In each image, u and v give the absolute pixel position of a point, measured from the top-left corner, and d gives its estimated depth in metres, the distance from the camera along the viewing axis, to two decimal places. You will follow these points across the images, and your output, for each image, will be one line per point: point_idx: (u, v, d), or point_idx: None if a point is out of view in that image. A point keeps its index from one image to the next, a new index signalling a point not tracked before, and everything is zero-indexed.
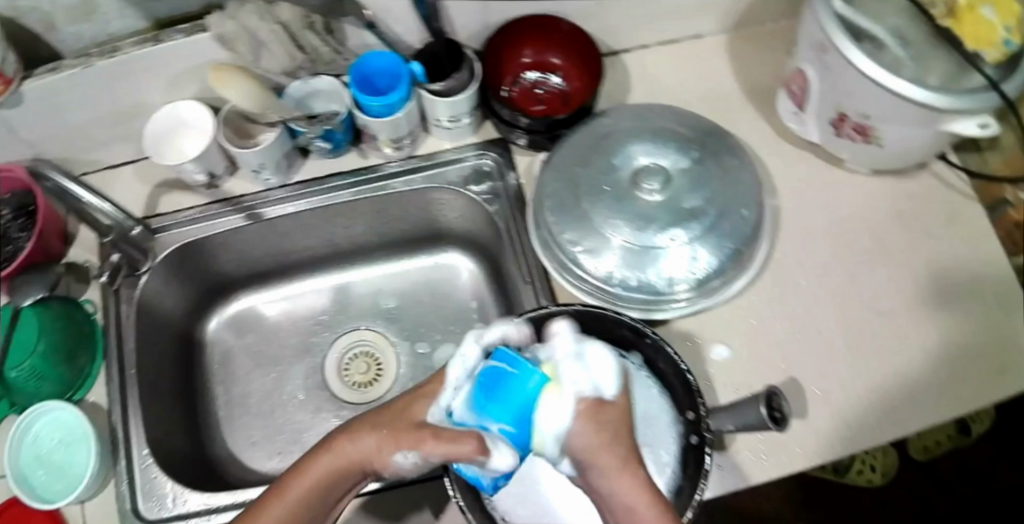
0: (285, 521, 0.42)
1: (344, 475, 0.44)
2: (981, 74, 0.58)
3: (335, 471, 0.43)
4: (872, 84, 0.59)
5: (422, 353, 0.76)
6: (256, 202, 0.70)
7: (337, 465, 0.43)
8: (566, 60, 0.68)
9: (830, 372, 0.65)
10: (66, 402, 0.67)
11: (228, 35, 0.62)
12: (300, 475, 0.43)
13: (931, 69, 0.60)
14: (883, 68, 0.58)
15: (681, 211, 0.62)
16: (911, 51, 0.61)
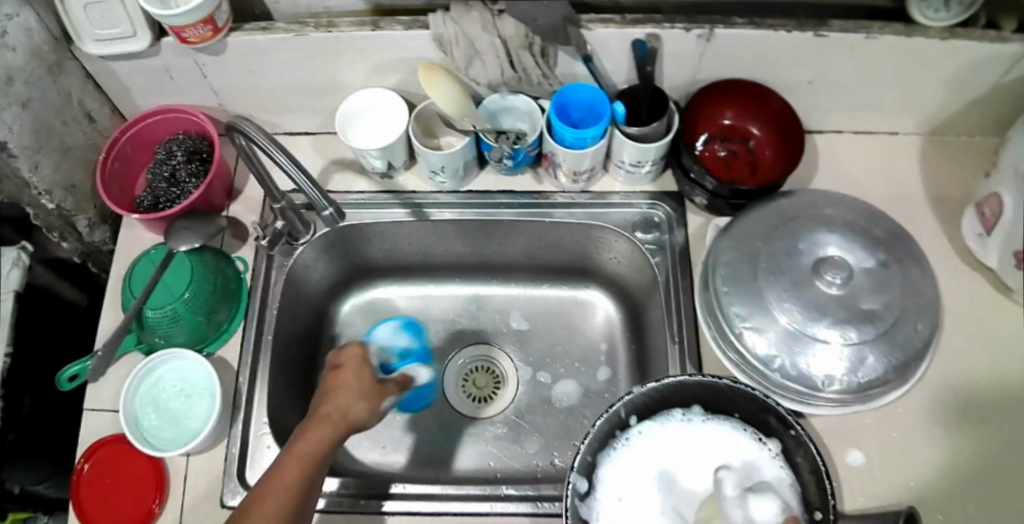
0: (303, 482, 0.50)
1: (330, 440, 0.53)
2: None
3: (333, 435, 0.53)
4: None
5: (542, 382, 0.75)
6: (423, 201, 0.71)
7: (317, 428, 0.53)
8: (764, 132, 0.68)
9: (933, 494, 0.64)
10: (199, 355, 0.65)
11: (448, 38, 0.62)
12: (304, 441, 0.51)
13: None
14: None
15: (859, 311, 0.61)
16: None
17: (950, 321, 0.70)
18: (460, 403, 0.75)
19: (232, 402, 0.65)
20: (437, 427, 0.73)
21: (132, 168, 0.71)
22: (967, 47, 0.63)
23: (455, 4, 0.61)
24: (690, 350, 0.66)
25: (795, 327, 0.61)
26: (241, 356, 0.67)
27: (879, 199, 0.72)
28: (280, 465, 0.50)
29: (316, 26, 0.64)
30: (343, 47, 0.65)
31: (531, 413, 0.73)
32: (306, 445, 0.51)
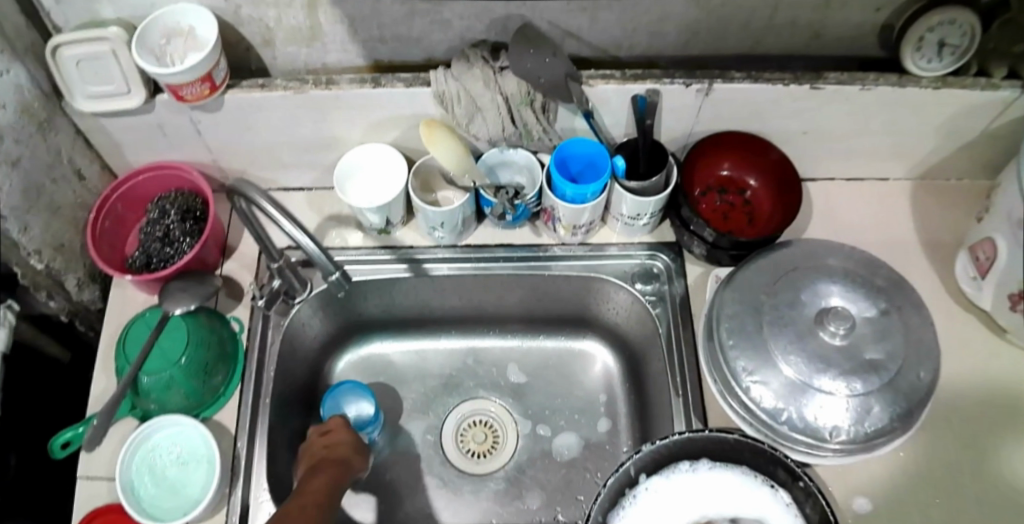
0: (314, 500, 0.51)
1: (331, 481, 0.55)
2: None
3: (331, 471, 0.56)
4: None
5: (542, 435, 0.74)
6: (422, 257, 0.70)
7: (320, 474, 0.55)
8: (762, 184, 0.69)
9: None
10: (196, 421, 0.63)
11: (449, 96, 0.63)
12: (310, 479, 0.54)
13: None
14: None
15: (862, 362, 0.61)
16: None
17: (948, 364, 0.71)
18: (459, 459, 0.73)
19: (231, 470, 0.64)
20: (438, 484, 0.71)
21: (123, 227, 0.70)
22: (959, 95, 0.65)
23: (456, 62, 0.63)
24: (695, 402, 0.66)
25: (799, 379, 0.61)
26: (238, 420, 0.65)
27: (875, 246, 0.73)
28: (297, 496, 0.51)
29: (315, 83, 0.63)
30: (343, 104, 0.65)
31: (533, 467, 0.72)
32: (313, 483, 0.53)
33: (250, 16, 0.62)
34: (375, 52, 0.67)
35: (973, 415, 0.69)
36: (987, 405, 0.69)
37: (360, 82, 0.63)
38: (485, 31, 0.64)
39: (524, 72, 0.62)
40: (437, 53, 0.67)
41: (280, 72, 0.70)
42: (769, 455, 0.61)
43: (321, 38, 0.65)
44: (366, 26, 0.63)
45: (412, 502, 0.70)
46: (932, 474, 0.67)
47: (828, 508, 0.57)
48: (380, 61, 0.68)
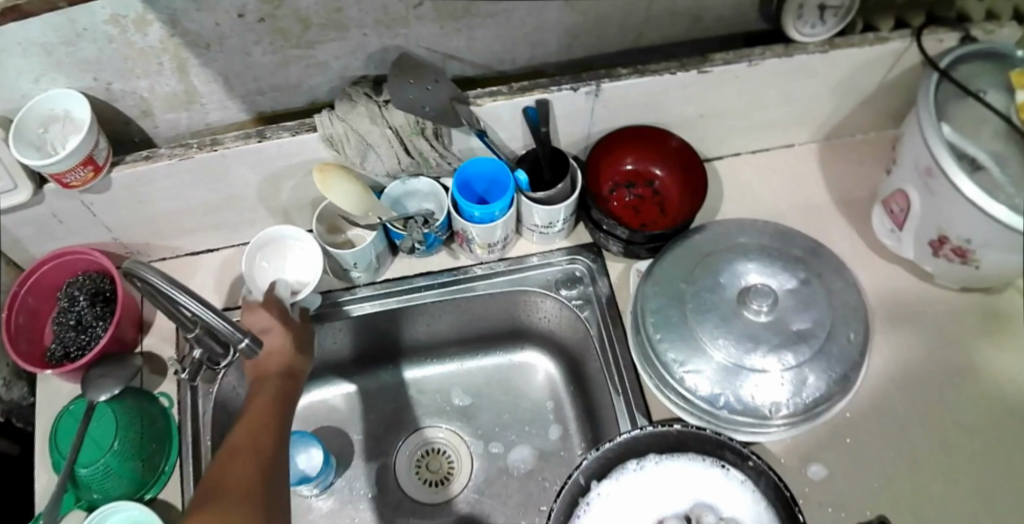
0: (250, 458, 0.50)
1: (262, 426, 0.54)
2: None
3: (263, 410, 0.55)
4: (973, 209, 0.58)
5: (495, 453, 0.73)
6: (341, 299, 0.69)
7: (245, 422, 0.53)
8: (666, 171, 0.70)
9: (898, 478, 0.65)
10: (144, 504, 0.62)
11: (338, 137, 0.63)
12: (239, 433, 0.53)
13: None
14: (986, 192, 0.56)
15: (790, 333, 0.62)
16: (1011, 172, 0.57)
17: (876, 316, 0.72)
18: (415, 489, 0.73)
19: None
20: (402, 520, 0.71)
21: (37, 318, 0.69)
22: (848, 54, 0.65)
23: (342, 104, 0.63)
24: (636, 401, 0.65)
25: (729, 362, 0.61)
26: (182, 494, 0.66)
27: (789, 215, 0.73)
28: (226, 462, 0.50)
29: (201, 146, 0.63)
30: (235, 161, 0.64)
31: (491, 487, 0.72)
32: (238, 445, 0.51)
33: (121, 90, 0.61)
34: (256, 104, 0.67)
35: (916, 358, 0.70)
36: (926, 348, 0.70)
37: (246, 137, 0.64)
38: (362, 68, 0.64)
39: (406, 103, 0.60)
40: (319, 95, 0.67)
41: (167, 138, 0.70)
42: (712, 440, 0.61)
43: (200, 100, 0.65)
44: (243, 81, 0.63)
45: None
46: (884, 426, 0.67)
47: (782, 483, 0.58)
48: (263, 112, 0.68)
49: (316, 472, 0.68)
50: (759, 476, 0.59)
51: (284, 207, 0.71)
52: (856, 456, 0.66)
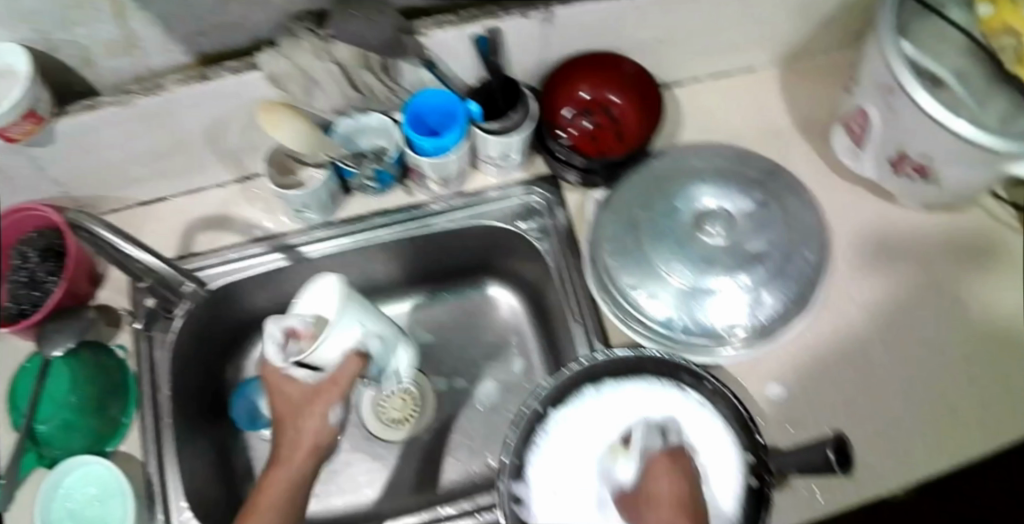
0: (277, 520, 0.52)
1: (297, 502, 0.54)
2: None
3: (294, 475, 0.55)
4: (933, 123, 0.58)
5: (459, 387, 0.75)
6: (295, 241, 0.70)
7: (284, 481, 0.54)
8: (624, 99, 0.66)
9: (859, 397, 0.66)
10: (103, 457, 0.64)
11: (281, 74, 0.62)
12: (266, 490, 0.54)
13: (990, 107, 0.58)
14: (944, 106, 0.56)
15: (746, 254, 0.61)
16: (970, 89, 0.58)
17: (838, 237, 0.71)
18: (377, 428, 0.73)
19: (145, 490, 0.65)
20: (365, 456, 0.73)
21: None
22: None
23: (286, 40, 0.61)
24: (594, 328, 0.66)
25: (688, 286, 0.61)
26: (143, 444, 0.66)
27: (749, 137, 0.71)
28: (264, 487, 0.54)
29: (144, 92, 0.61)
30: (178, 106, 0.63)
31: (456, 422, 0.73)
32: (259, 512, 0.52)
33: (62, 40, 0.59)
34: (197, 45, 0.65)
35: (878, 278, 0.70)
36: (888, 267, 0.70)
37: (187, 80, 0.62)
38: (305, 3, 0.62)
39: (354, 38, 0.59)
40: (262, 33, 0.65)
41: (108, 85, 0.67)
42: (670, 363, 0.62)
43: (139, 44, 0.62)
44: (182, 22, 0.61)
45: (347, 480, 0.72)
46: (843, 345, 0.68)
47: (737, 404, 0.59)
48: (205, 54, 0.67)
49: (276, 416, 0.73)
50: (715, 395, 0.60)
51: (232, 150, 0.70)
52: (814, 374, 0.66)
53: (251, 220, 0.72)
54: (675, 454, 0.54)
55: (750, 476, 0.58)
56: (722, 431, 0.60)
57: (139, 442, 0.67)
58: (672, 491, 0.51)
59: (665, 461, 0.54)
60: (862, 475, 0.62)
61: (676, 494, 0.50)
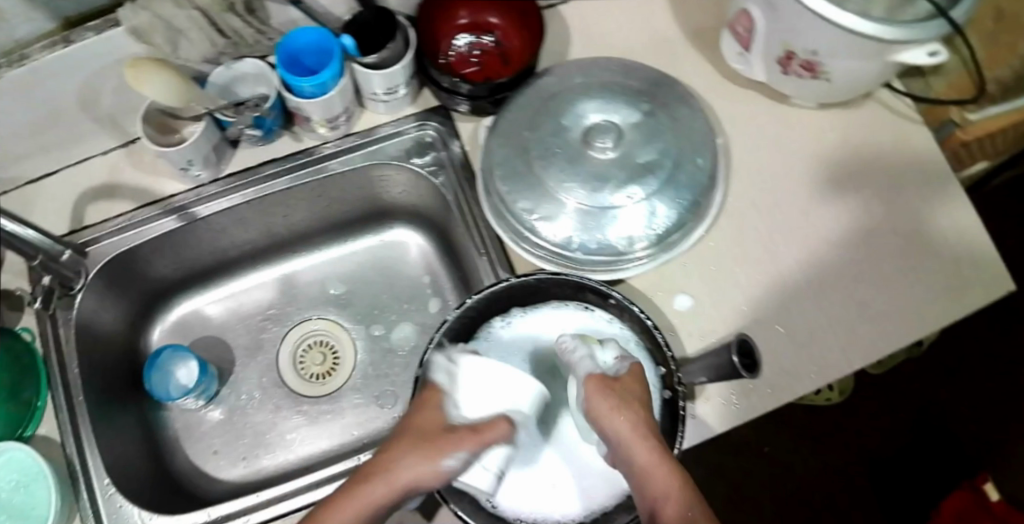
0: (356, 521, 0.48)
1: (377, 519, 0.49)
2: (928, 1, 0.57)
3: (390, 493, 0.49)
4: (816, 18, 0.57)
5: (378, 335, 0.80)
6: (187, 202, 0.69)
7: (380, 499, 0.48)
8: (503, 18, 0.67)
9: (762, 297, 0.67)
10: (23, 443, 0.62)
11: (144, 28, 0.57)
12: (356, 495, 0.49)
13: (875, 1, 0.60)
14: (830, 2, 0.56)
15: (636, 166, 0.61)
16: None
17: (734, 142, 0.71)
18: (300, 385, 0.79)
19: (66, 470, 0.64)
20: (291, 415, 0.77)
21: None
22: None
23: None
24: (499, 258, 0.66)
25: (585, 206, 0.61)
26: (60, 425, 0.65)
27: (641, 51, 0.72)
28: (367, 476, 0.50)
29: (8, 63, 0.57)
30: (46, 74, 0.59)
31: (379, 365, 0.78)
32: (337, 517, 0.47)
33: None
34: (59, 9, 0.57)
35: (779, 179, 0.71)
36: (787, 167, 0.71)
37: (52, 44, 0.57)
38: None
39: None
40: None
41: None
42: (575, 285, 0.61)
43: None
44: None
45: (273, 436, 0.76)
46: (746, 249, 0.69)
47: (640, 315, 0.59)
48: (67, 17, 0.59)
49: (191, 384, 0.74)
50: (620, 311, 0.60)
51: (109, 112, 0.67)
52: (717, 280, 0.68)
53: (140, 185, 0.70)
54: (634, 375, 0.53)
55: (665, 389, 0.60)
56: (633, 347, 0.62)
57: (57, 422, 0.65)
58: (652, 451, 0.48)
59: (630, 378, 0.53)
60: None
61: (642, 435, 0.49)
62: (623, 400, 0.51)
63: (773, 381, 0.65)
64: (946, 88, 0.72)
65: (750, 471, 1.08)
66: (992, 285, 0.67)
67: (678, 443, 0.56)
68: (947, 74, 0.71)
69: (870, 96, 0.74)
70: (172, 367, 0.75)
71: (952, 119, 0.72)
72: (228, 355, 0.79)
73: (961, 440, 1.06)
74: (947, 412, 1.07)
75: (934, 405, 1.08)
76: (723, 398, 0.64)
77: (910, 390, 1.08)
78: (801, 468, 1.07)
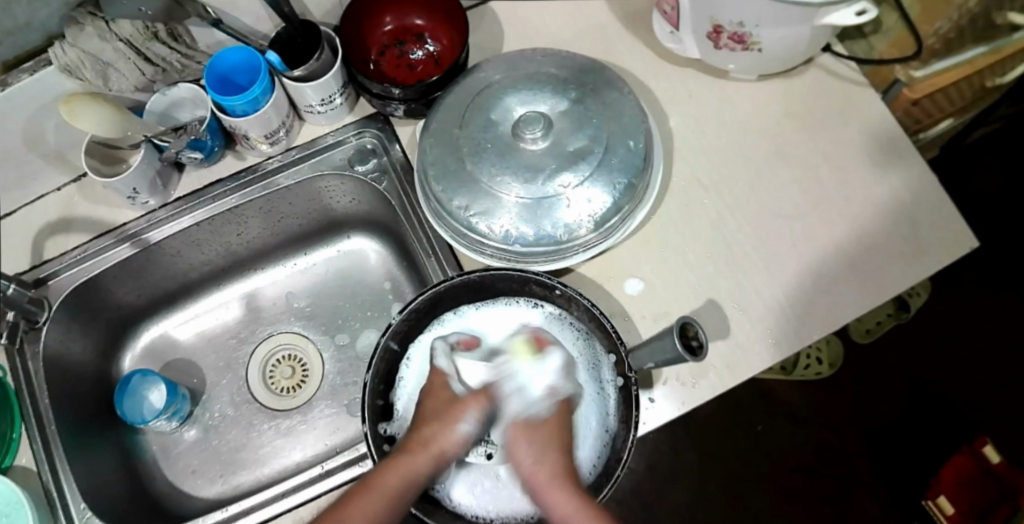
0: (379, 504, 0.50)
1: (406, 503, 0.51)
2: None
3: (409, 474, 0.51)
4: None
5: (343, 344, 0.80)
6: (140, 228, 0.70)
7: (396, 495, 0.50)
8: (429, 20, 0.69)
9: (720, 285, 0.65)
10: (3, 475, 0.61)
11: (74, 64, 0.59)
12: (386, 470, 0.51)
13: None
14: None
15: (568, 154, 0.61)
16: None
17: (674, 121, 0.71)
18: (269, 399, 0.79)
19: (44, 497, 0.63)
20: (265, 430, 0.78)
21: None
22: None
23: (67, 29, 0.57)
24: (446, 257, 0.67)
25: (525, 198, 0.60)
26: (35, 456, 0.64)
27: (574, 41, 0.74)
28: (369, 487, 0.50)
29: None
30: None
31: (348, 372, 0.79)
32: (387, 480, 0.50)
33: None
34: None
35: (724, 153, 0.70)
36: (730, 141, 0.70)
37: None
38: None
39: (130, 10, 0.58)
40: (51, 27, 0.58)
41: None
42: (518, 278, 0.60)
43: None
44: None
45: (248, 452, 0.76)
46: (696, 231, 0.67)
47: (586, 303, 0.57)
48: (3, 60, 0.58)
49: (162, 405, 0.73)
50: (569, 302, 0.59)
51: (55, 148, 0.68)
52: (663, 256, 0.66)
53: (94, 216, 0.71)
54: (567, 409, 0.55)
55: (617, 376, 0.58)
56: (579, 340, 0.62)
57: (34, 452, 0.65)
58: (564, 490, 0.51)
59: (559, 417, 0.55)
60: (726, 347, 0.62)
61: (555, 477, 0.52)
62: (559, 439, 0.54)
63: (731, 360, 0.62)
64: (890, 47, 0.69)
65: (745, 451, 1.07)
66: (953, 243, 0.65)
67: (633, 429, 0.54)
68: (887, 34, 0.68)
69: (810, 62, 0.72)
70: (145, 391, 0.74)
71: (897, 78, 0.70)
72: (200, 376, 0.80)
73: (943, 398, 1.08)
74: (919, 367, 1.09)
75: (901, 360, 1.10)
76: (683, 378, 0.61)
77: (882, 355, 1.10)
78: (793, 442, 1.07)
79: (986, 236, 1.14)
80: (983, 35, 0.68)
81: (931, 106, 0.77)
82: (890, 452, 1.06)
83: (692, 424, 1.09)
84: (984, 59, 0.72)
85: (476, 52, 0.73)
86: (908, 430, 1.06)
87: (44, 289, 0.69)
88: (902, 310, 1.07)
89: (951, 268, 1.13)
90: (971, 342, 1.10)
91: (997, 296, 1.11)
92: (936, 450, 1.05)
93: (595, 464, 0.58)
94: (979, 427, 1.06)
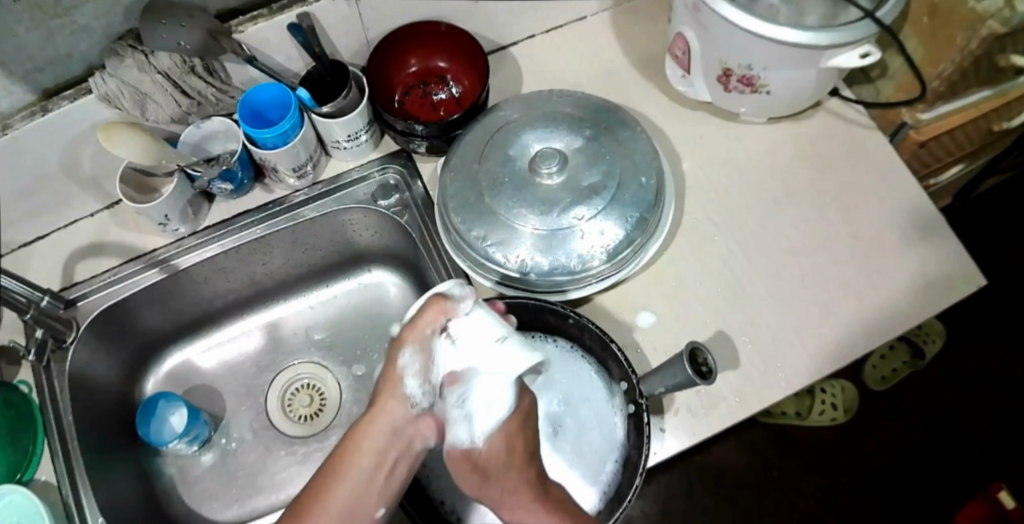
0: (351, 484, 0.53)
1: (380, 464, 0.53)
2: (856, 7, 0.58)
3: (374, 442, 0.53)
4: (748, 34, 0.59)
5: (360, 374, 0.82)
6: (168, 254, 0.73)
7: (372, 458, 0.53)
8: (451, 62, 0.72)
9: (733, 317, 0.66)
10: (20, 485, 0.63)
11: (114, 94, 0.62)
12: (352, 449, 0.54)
13: (808, 11, 0.60)
14: (760, 18, 0.58)
15: (581, 189, 0.63)
16: None
17: (686, 159, 0.73)
18: (288, 426, 0.80)
19: (61, 511, 0.65)
20: (280, 456, 0.78)
21: None
22: None
23: (108, 60, 0.61)
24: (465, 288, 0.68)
25: (542, 230, 0.62)
26: (57, 471, 0.66)
27: (591, 82, 0.77)
28: (341, 468, 0.53)
29: None
30: (30, 141, 0.63)
31: (363, 400, 0.80)
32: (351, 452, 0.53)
33: None
34: (37, 82, 0.61)
35: (738, 191, 0.71)
36: (742, 179, 0.72)
37: (31, 114, 0.62)
38: (124, 23, 0.61)
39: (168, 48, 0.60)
40: (93, 59, 0.62)
41: None
42: (533, 307, 0.62)
43: None
44: (16, 62, 0.58)
45: (264, 478, 0.77)
46: (710, 265, 0.68)
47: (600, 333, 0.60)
48: (45, 88, 0.62)
49: (183, 428, 0.74)
50: (581, 331, 0.61)
51: (91, 176, 0.72)
52: (678, 291, 0.67)
53: (126, 241, 0.74)
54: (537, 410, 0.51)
55: (628, 404, 0.60)
56: (594, 374, 0.63)
57: (55, 468, 0.66)
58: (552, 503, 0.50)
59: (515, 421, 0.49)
60: (741, 381, 0.63)
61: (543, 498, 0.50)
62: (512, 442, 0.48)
63: (745, 393, 0.62)
64: (894, 91, 0.72)
65: (757, 491, 1.06)
66: (964, 283, 0.66)
67: (643, 459, 0.56)
68: (893, 79, 0.71)
69: (819, 105, 0.75)
70: (166, 414, 0.75)
71: (904, 122, 0.72)
72: (221, 403, 0.81)
73: (961, 444, 1.06)
74: (935, 410, 1.08)
75: (916, 401, 1.09)
76: (694, 409, 0.62)
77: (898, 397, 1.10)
78: (807, 485, 1.06)
79: (999, 282, 1.14)
80: (988, 81, 0.70)
81: (938, 148, 0.79)
82: (907, 497, 1.04)
83: (705, 465, 1.08)
84: (989, 102, 0.74)
85: (495, 93, 0.77)
86: (925, 475, 1.05)
87: (74, 309, 0.71)
88: (916, 357, 1.09)
89: (965, 310, 1.13)
90: (987, 387, 1.09)
91: (1013, 340, 1.11)
92: (954, 496, 1.03)
93: (605, 491, 0.59)
94: (999, 474, 1.04)
